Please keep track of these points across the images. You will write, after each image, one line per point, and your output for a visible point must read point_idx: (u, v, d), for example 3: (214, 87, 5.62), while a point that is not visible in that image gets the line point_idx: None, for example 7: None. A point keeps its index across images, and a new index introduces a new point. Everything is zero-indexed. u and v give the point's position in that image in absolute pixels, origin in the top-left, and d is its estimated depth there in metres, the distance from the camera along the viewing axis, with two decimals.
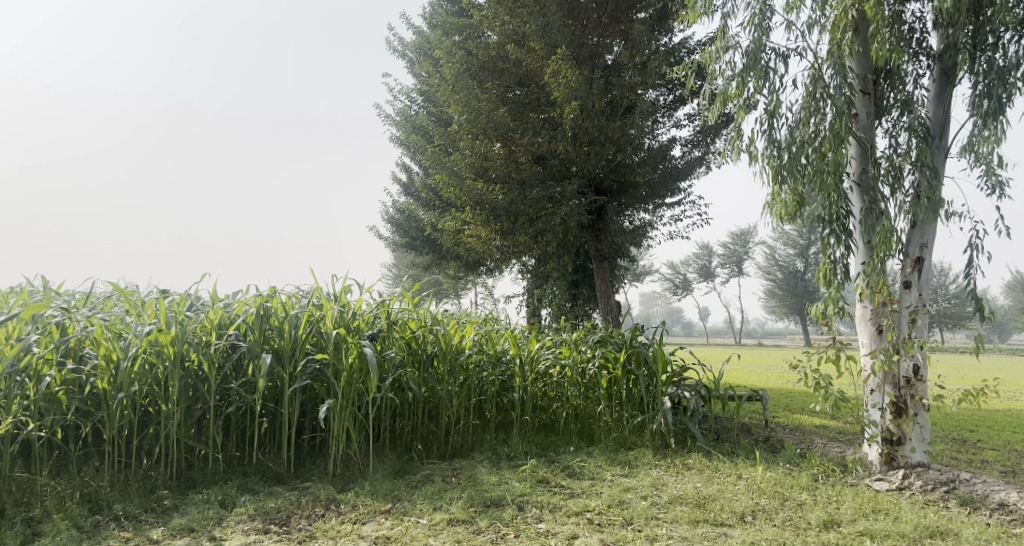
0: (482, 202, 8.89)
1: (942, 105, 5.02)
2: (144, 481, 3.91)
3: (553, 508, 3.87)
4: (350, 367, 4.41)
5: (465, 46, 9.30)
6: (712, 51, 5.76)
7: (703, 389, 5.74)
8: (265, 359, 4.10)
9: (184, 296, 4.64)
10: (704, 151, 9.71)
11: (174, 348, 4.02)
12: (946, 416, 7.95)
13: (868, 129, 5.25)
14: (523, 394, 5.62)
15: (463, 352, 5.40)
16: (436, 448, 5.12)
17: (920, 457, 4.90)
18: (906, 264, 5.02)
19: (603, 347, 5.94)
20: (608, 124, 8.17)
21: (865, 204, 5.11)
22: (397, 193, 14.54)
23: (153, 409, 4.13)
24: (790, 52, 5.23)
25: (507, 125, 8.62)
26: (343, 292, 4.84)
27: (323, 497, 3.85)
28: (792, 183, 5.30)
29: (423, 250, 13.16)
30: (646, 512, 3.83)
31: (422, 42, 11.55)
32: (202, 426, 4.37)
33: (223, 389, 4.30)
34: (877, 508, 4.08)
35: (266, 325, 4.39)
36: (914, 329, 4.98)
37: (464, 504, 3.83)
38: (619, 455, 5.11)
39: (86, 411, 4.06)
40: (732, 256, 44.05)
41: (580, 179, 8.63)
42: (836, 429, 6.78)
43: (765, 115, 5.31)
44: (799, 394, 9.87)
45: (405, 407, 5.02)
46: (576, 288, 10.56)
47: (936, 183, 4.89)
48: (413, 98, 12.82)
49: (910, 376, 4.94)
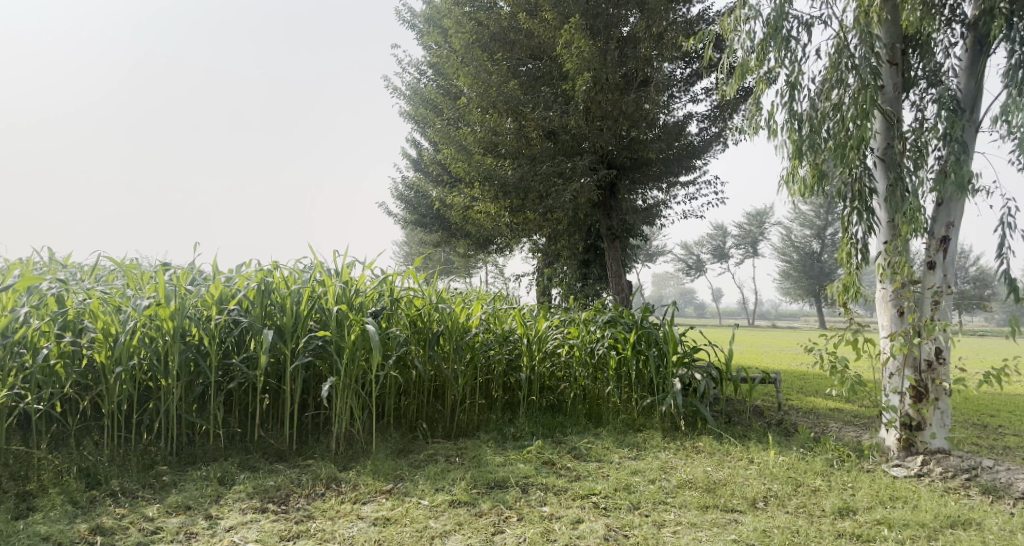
0: (492, 177, 8.75)
1: (974, 76, 4.80)
2: (143, 456, 3.86)
3: (559, 491, 3.77)
4: (353, 344, 4.31)
5: (475, 16, 9.05)
6: (731, 20, 5.53)
7: (714, 372, 5.59)
8: (266, 335, 4.01)
9: (185, 269, 4.54)
10: (721, 127, 9.46)
11: (173, 323, 3.94)
12: (965, 400, 7.75)
13: (895, 103, 5.01)
14: (532, 374, 5.54)
15: (469, 330, 5.27)
16: (441, 427, 5.05)
17: (939, 443, 4.74)
18: (931, 243, 4.80)
19: (612, 327, 5.77)
20: (622, 98, 7.97)
21: (890, 180, 4.91)
22: (407, 168, 14.38)
23: (153, 383, 4.06)
24: (814, 20, 5.00)
25: (518, 99, 8.42)
26: (347, 268, 4.75)
27: (324, 476, 3.77)
28: (812, 159, 5.10)
29: (433, 227, 13.04)
30: (654, 496, 3.73)
31: (432, 13, 11.29)
32: (204, 402, 4.30)
33: (224, 364, 4.22)
34: (895, 495, 3.94)
35: (269, 299, 4.30)
36: (937, 312, 4.77)
37: (467, 486, 3.74)
38: (627, 437, 5.00)
39: (84, 385, 4.00)
40: (747, 237, 43.48)
41: (593, 155, 8.48)
42: (852, 412, 6.64)
43: (785, 88, 5.10)
44: (814, 376, 9.70)
45: (409, 385, 4.94)
46: (587, 268, 10.43)
47: (965, 157, 4.67)
48: (423, 71, 12.60)
49: (932, 359, 4.77)
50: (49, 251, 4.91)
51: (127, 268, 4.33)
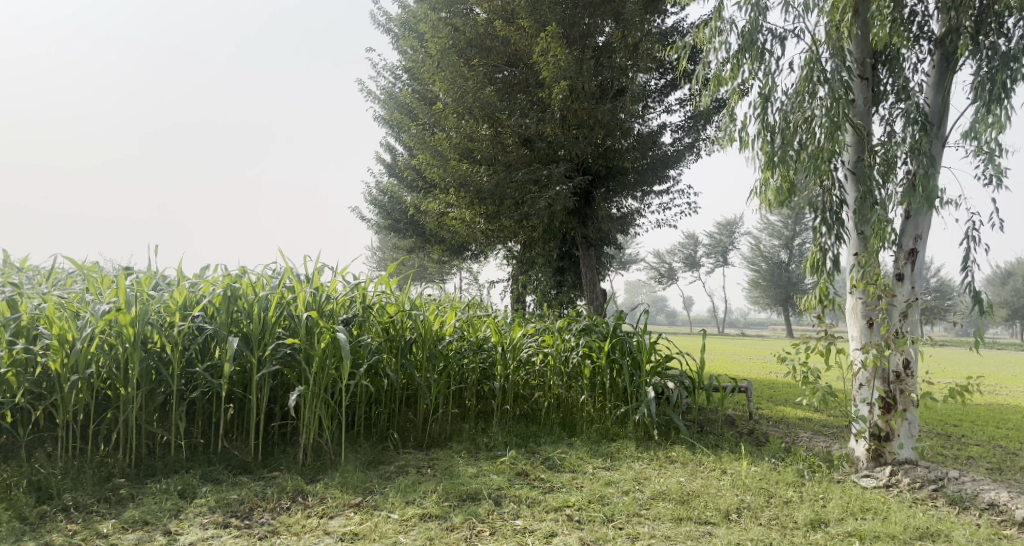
0: (467, 183, 8.69)
1: (941, 91, 4.87)
2: (99, 468, 3.71)
3: (532, 503, 3.72)
4: (322, 352, 4.20)
5: (451, 22, 8.95)
6: (707, 31, 5.57)
7: (687, 381, 5.58)
8: (232, 342, 3.88)
9: (148, 274, 4.39)
10: (694, 138, 9.54)
11: (134, 329, 3.80)
12: (930, 410, 7.89)
13: (865, 116, 5.08)
14: (505, 383, 5.47)
15: (443, 338, 5.22)
16: (412, 437, 4.95)
17: (907, 454, 4.79)
18: (900, 256, 4.87)
19: (587, 335, 5.73)
20: (598, 107, 7.98)
21: (860, 193, 4.96)
22: (380, 173, 14.25)
23: (113, 392, 3.91)
24: (787, 33, 5.05)
25: (494, 105, 8.39)
26: (317, 274, 4.64)
27: (290, 488, 3.67)
28: (785, 170, 5.15)
29: (406, 232, 12.90)
30: (628, 508, 3.69)
31: (408, 17, 11.22)
32: (165, 411, 4.16)
33: (187, 372, 4.09)
34: (865, 506, 3.96)
35: (235, 305, 4.18)
36: (905, 323, 4.83)
37: (438, 498, 3.67)
38: (601, 447, 4.96)
39: (37, 394, 3.84)
40: (717, 246, 44.01)
41: (568, 162, 8.50)
42: (821, 422, 6.71)
43: (759, 99, 5.14)
44: (783, 385, 9.78)
45: (381, 394, 4.84)
46: (562, 276, 10.43)
47: (933, 172, 4.73)
48: (398, 75, 12.52)
49: (900, 371, 4.82)
50: (5, 254, 4.72)
51: (86, 272, 4.18)
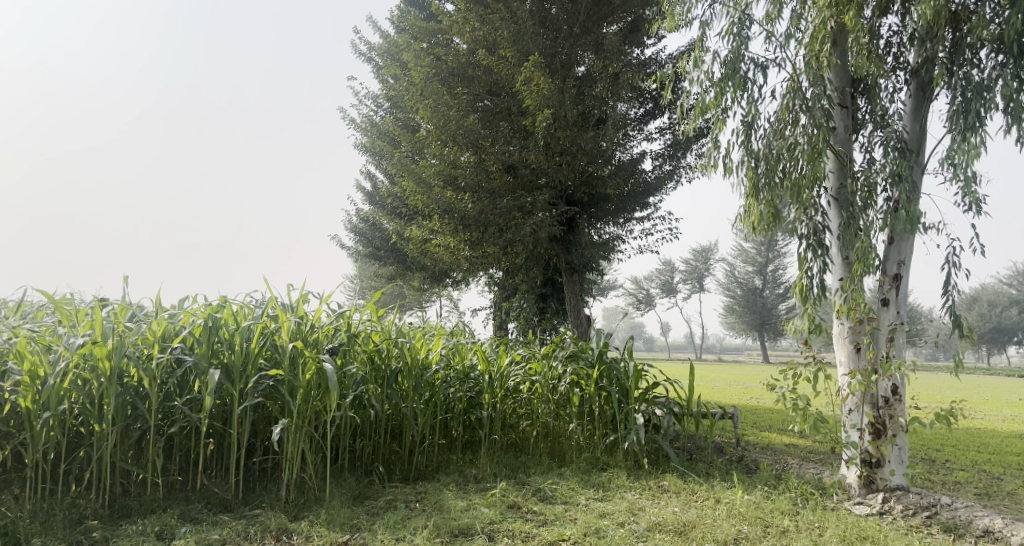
0: (450, 211, 8.63)
1: (918, 120, 4.96)
2: (71, 511, 3.54)
3: (525, 537, 3.62)
4: (307, 384, 4.08)
5: (433, 51, 9.00)
6: (689, 61, 5.63)
7: (676, 407, 5.51)
8: (213, 375, 3.74)
9: (125, 304, 4.24)
10: (674, 165, 9.63)
11: (110, 363, 3.65)
12: (913, 435, 7.92)
13: (846, 143, 5.14)
14: (493, 412, 5.35)
15: (430, 367, 5.11)
16: (398, 470, 4.81)
17: (899, 480, 4.77)
18: (884, 280, 4.90)
19: (574, 362, 5.65)
20: (581, 134, 8.02)
21: (843, 219, 4.99)
22: (360, 201, 14.14)
23: (86, 429, 3.74)
24: (769, 62, 5.13)
25: (476, 133, 8.39)
26: (301, 303, 4.53)
27: (274, 527, 3.52)
28: (769, 197, 5.18)
29: (387, 260, 12.76)
30: (624, 540, 3.60)
31: (389, 47, 11.26)
32: (141, 448, 3.99)
33: (166, 406, 3.93)
34: (862, 535, 3.91)
35: (216, 336, 4.04)
36: (892, 348, 4.84)
37: (429, 534, 3.55)
38: (593, 477, 4.86)
39: (5, 432, 3.66)
40: (693, 272, 44.37)
41: (551, 190, 8.51)
42: (807, 448, 6.69)
43: (742, 127, 5.19)
44: (767, 411, 9.78)
45: (366, 426, 4.70)
46: (544, 302, 10.38)
47: (914, 198, 4.78)
48: (378, 103, 12.53)
49: (889, 396, 4.82)
50: None
51: (59, 304, 4.02)
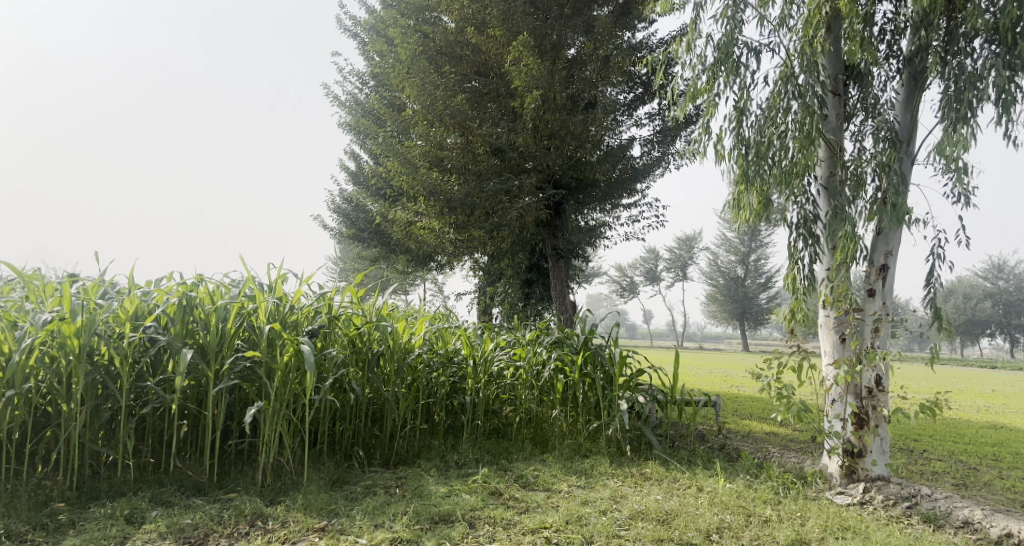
0: (436, 193, 8.48)
1: (910, 109, 4.91)
2: (37, 493, 3.43)
3: (507, 525, 3.56)
4: (285, 366, 3.96)
5: (419, 28, 8.86)
6: (681, 44, 5.52)
7: (659, 394, 5.46)
8: (185, 354, 3.61)
9: (96, 281, 4.10)
10: (663, 151, 9.55)
11: (79, 341, 3.51)
12: (891, 425, 7.97)
13: (837, 131, 5.08)
14: (476, 396, 5.27)
15: (412, 351, 5.02)
16: (379, 455, 4.73)
17: (880, 470, 4.76)
18: (871, 271, 4.87)
19: (559, 349, 5.58)
20: (570, 118, 7.91)
21: (831, 207, 4.95)
22: (344, 181, 13.94)
23: (54, 409, 3.62)
24: (762, 47, 5.04)
25: (463, 113, 8.26)
26: (280, 283, 4.41)
27: (249, 512, 3.43)
28: (759, 185, 5.12)
29: (370, 242, 12.62)
30: (607, 529, 3.55)
31: (376, 23, 11.04)
32: (112, 429, 3.87)
33: (138, 387, 3.81)
34: (844, 525, 3.90)
35: (190, 316, 3.91)
36: (876, 339, 4.81)
37: (409, 521, 3.48)
38: (575, 463, 4.82)
39: None
40: (677, 261, 44.55)
41: (538, 173, 8.40)
42: (788, 437, 6.71)
43: (734, 113, 5.11)
44: (748, 399, 9.81)
45: (345, 410, 4.60)
46: (529, 287, 10.34)
47: (902, 189, 4.73)
48: (364, 81, 12.30)
49: (872, 387, 4.80)
50: None
51: (27, 279, 3.87)
